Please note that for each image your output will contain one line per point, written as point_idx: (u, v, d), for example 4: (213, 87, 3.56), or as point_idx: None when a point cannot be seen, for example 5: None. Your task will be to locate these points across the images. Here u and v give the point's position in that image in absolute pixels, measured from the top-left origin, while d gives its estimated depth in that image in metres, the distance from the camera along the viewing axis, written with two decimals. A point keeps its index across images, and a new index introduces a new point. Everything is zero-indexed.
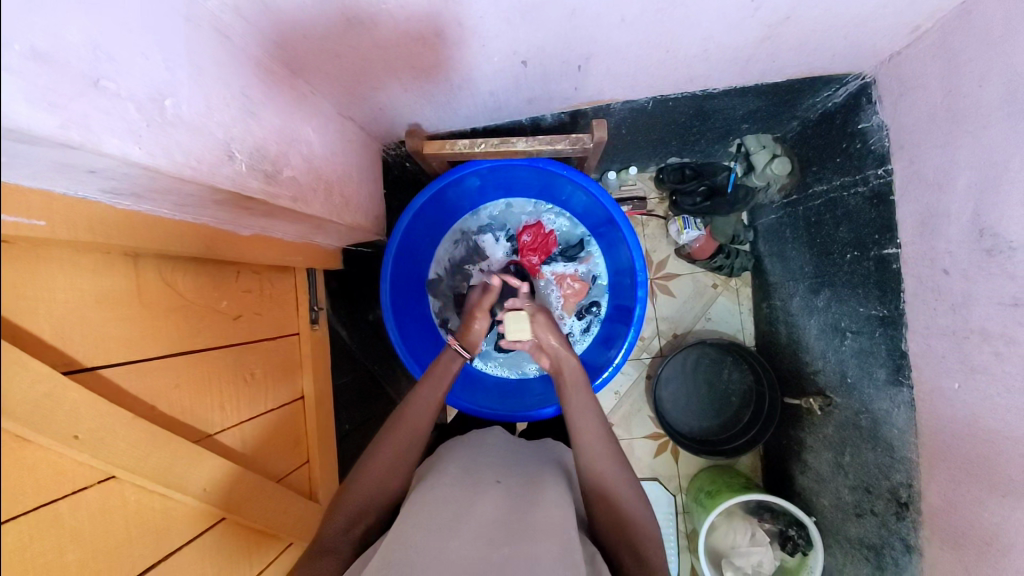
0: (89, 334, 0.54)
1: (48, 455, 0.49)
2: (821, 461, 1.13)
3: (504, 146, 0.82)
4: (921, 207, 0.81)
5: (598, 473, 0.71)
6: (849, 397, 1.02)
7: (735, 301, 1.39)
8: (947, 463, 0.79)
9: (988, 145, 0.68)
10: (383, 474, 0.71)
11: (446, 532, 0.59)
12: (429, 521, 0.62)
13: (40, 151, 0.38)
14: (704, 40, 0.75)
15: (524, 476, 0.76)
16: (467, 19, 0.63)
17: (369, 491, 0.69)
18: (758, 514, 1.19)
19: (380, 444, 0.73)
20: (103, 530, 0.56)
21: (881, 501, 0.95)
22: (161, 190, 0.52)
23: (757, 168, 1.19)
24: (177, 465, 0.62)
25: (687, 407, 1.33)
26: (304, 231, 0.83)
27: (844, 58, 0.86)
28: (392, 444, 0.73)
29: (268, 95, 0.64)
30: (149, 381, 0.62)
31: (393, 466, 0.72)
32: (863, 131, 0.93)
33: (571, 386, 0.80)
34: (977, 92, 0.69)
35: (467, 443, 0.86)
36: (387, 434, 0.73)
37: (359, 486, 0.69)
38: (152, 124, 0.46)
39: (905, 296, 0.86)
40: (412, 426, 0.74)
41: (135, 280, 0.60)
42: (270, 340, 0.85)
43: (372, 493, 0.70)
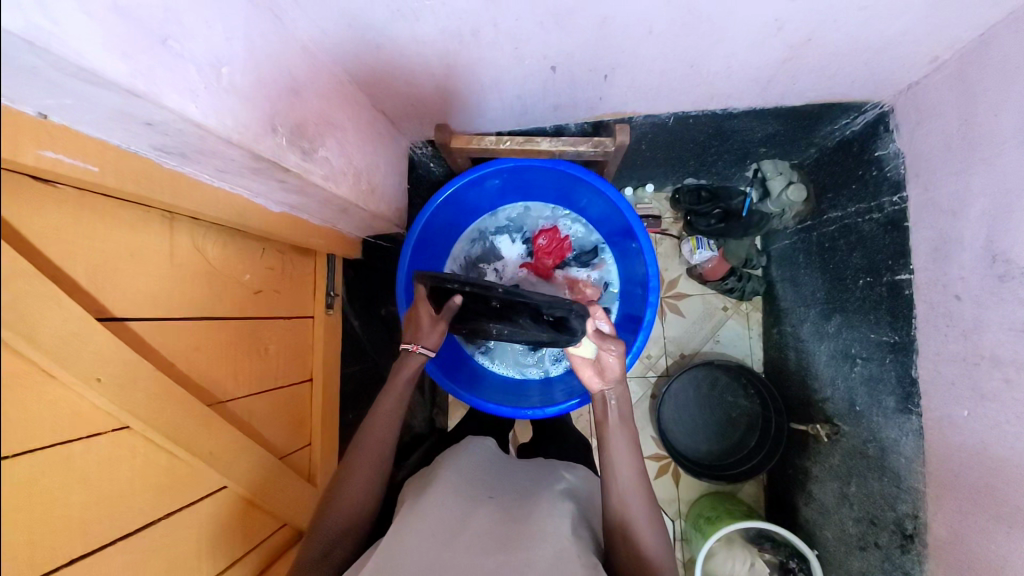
0: (119, 285, 0.56)
1: (70, 395, 0.51)
2: (826, 492, 1.11)
3: (529, 145, 0.85)
4: (935, 233, 0.82)
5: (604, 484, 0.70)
6: (857, 426, 1.01)
7: (745, 325, 1.39)
8: (955, 494, 0.77)
9: (1002, 171, 0.70)
10: (372, 456, 0.72)
11: (457, 544, 0.59)
12: (438, 522, 0.63)
13: (103, 95, 0.42)
14: (726, 58, 0.79)
15: (529, 492, 0.75)
16: (503, 20, 0.67)
17: (370, 479, 0.72)
18: (758, 542, 1.15)
19: (362, 437, 0.74)
20: (110, 478, 0.56)
21: (886, 534, 0.92)
22: (205, 152, 0.54)
23: (773, 193, 1.20)
24: (187, 426, 0.63)
25: (691, 430, 1.32)
26: (330, 215, 0.85)
27: (863, 86, 0.89)
28: (381, 432, 0.74)
29: (312, 77, 0.68)
30: (171, 339, 0.63)
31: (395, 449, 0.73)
32: (880, 159, 0.94)
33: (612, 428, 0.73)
34: (992, 121, 0.71)
35: (471, 447, 0.87)
36: (365, 429, 0.74)
37: (361, 474, 0.71)
38: (208, 87, 0.49)
39: (916, 322, 0.86)
40: (390, 420, 0.76)
41: (169, 240, 0.63)
42: (286, 318, 0.86)
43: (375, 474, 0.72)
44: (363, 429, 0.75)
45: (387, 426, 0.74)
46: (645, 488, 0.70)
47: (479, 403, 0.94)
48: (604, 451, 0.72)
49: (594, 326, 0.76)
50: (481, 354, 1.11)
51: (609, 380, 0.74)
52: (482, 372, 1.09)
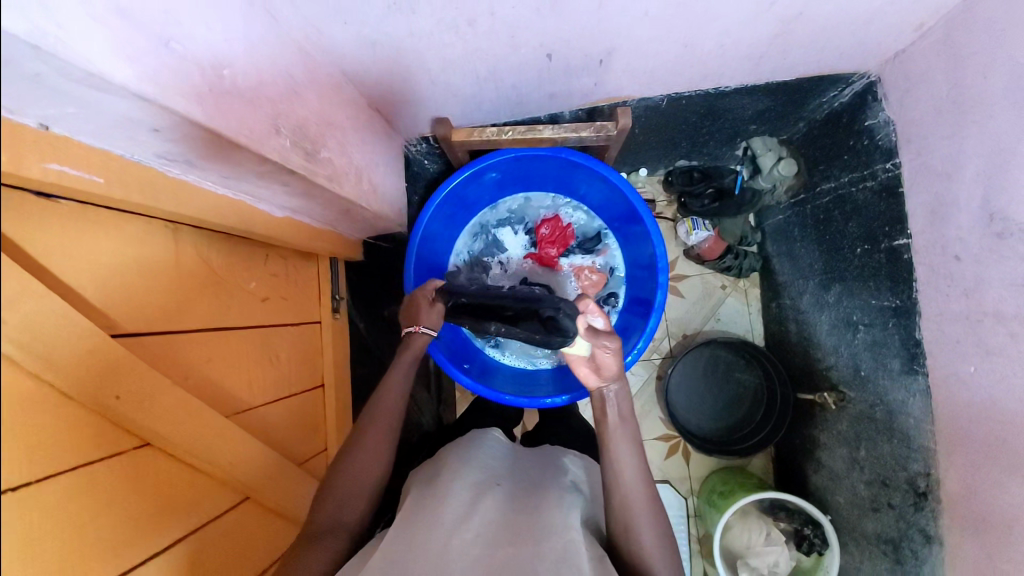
0: (129, 299, 0.55)
1: (90, 415, 0.49)
2: (835, 458, 1.13)
3: (531, 133, 0.85)
4: (930, 197, 0.84)
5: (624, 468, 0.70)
6: (863, 391, 1.03)
7: (744, 302, 1.41)
8: (966, 449, 0.79)
9: (994, 132, 0.71)
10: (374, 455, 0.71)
11: (491, 536, 0.59)
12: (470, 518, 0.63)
13: (110, 101, 0.40)
14: (719, 37, 0.79)
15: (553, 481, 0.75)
16: (500, 9, 0.66)
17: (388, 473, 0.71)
18: (773, 513, 1.17)
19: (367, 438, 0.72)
20: (136, 498, 0.55)
21: (899, 494, 0.94)
22: (210, 157, 0.53)
23: (764, 170, 1.21)
24: (208, 439, 0.62)
25: (699, 408, 1.34)
26: (330, 217, 0.84)
27: (852, 58, 0.90)
28: (390, 432, 0.73)
29: (309, 77, 0.66)
30: (185, 352, 0.62)
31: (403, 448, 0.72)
32: (870, 128, 0.96)
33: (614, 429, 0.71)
34: (981, 83, 0.73)
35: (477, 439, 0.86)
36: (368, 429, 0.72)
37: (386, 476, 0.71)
38: (212, 89, 0.48)
39: (916, 285, 0.88)
40: (385, 418, 0.74)
41: (175, 251, 0.61)
42: (294, 325, 0.85)
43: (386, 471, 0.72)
44: (366, 429, 0.73)
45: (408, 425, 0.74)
46: None
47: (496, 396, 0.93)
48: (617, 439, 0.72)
49: (587, 322, 0.73)
50: (490, 348, 1.11)
51: (608, 378, 0.72)
52: (492, 365, 1.09)
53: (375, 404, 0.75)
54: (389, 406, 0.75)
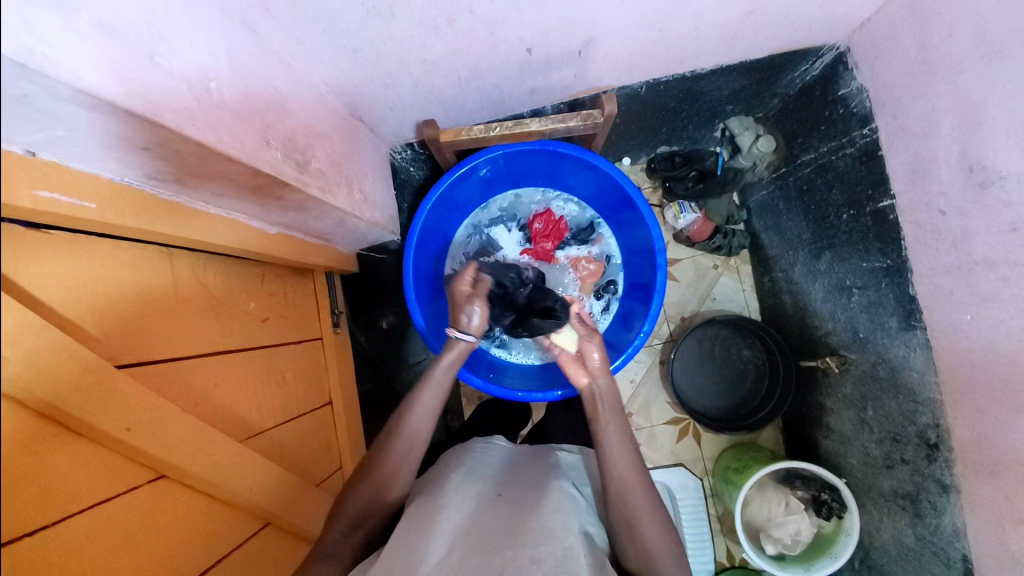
0: (129, 328, 0.53)
1: (102, 449, 0.48)
2: (844, 421, 1.15)
3: (519, 127, 0.85)
4: (909, 156, 0.86)
5: None
6: (863, 352, 1.05)
7: (737, 280, 1.43)
8: (971, 395, 0.81)
9: (966, 86, 0.74)
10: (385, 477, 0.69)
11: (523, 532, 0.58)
12: (500, 520, 0.62)
13: (99, 120, 0.39)
14: (693, 18, 0.80)
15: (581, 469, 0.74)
16: (479, 6, 0.66)
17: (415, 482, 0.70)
18: (789, 482, 1.19)
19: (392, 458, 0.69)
20: (156, 532, 0.53)
21: (911, 448, 0.96)
22: (202, 175, 0.52)
23: (743, 148, 1.23)
24: (225, 464, 0.60)
25: (704, 388, 1.35)
26: (324, 231, 0.83)
27: (820, 30, 0.93)
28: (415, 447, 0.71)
29: (293, 89, 0.65)
30: (191, 380, 0.60)
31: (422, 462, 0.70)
32: (844, 97, 0.98)
33: (609, 415, 0.73)
34: (949, 41, 0.75)
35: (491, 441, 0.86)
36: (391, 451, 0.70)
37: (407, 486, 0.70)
38: (200, 103, 0.47)
39: (905, 243, 0.90)
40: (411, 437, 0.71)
41: (172, 276, 0.59)
42: (297, 343, 0.83)
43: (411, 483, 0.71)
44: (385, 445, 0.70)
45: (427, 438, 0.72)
46: None
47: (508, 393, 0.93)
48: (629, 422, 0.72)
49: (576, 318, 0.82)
50: (496, 347, 1.10)
51: (595, 371, 0.77)
52: (500, 364, 1.08)
53: (398, 415, 0.72)
54: (416, 425, 0.71)
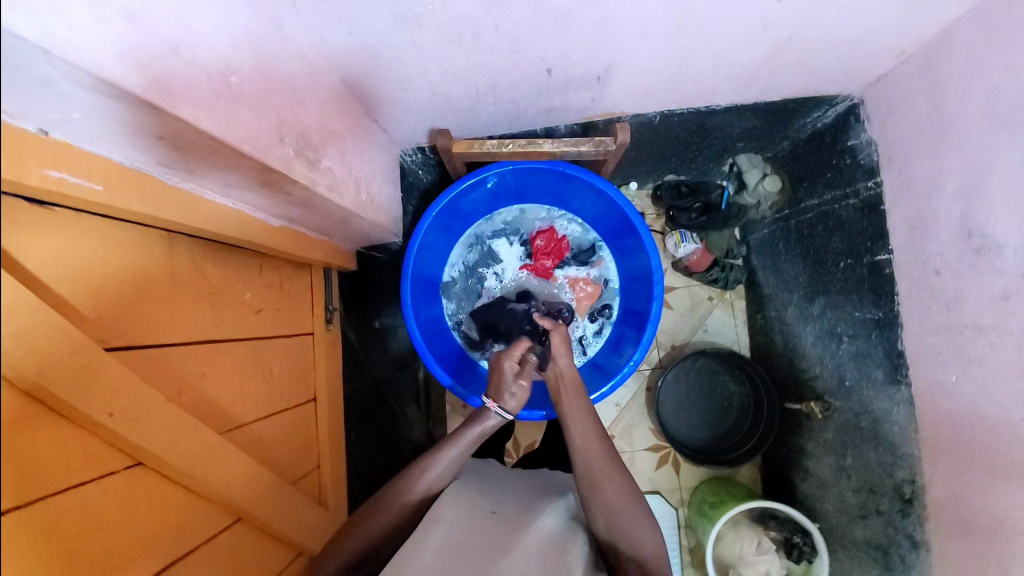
0: (123, 312, 0.53)
1: (81, 433, 0.47)
2: (822, 466, 1.16)
3: (531, 147, 0.85)
4: (911, 213, 0.88)
5: (625, 479, 0.69)
6: (848, 400, 1.06)
7: (730, 314, 1.44)
8: (949, 454, 0.82)
9: (973, 153, 0.75)
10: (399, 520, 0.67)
11: (499, 557, 0.57)
12: (486, 538, 0.62)
13: (118, 107, 0.39)
14: (714, 57, 0.82)
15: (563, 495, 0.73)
16: (504, 24, 0.67)
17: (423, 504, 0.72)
18: (763, 521, 1.19)
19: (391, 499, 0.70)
20: (126, 521, 0.52)
21: (886, 499, 0.97)
22: (214, 166, 0.52)
23: (750, 185, 1.25)
24: (204, 456, 0.59)
25: (688, 419, 1.35)
26: (328, 228, 0.83)
27: (836, 80, 0.94)
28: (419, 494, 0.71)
29: (312, 86, 0.65)
30: (178, 368, 0.59)
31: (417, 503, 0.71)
32: (853, 147, 1.00)
33: (568, 394, 0.76)
34: (960, 107, 0.77)
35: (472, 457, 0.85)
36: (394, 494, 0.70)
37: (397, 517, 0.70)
38: (220, 96, 0.47)
39: (898, 298, 0.92)
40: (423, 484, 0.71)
41: (170, 262, 0.59)
42: (288, 337, 0.83)
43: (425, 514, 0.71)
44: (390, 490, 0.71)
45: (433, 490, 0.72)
46: None
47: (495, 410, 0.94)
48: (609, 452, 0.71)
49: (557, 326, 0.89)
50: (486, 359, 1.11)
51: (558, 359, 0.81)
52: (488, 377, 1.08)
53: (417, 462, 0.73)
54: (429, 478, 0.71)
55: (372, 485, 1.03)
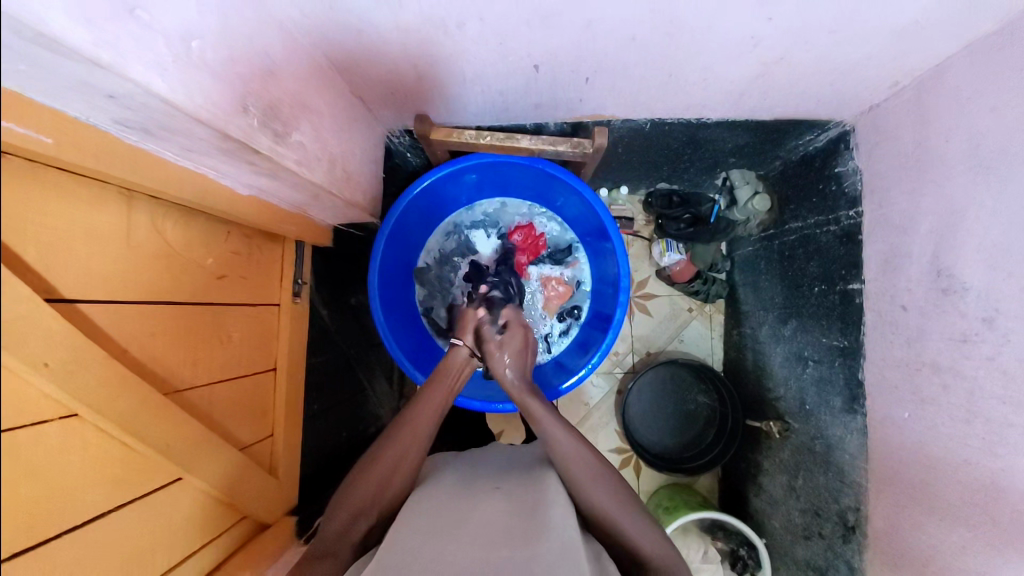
0: (73, 265, 0.53)
1: (16, 381, 0.47)
2: (775, 484, 1.17)
3: (508, 140, 0.86)
4: (886, 246, 0.87)
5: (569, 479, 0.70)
6: (806, 424, 1.07)
7: (707, 326, 1.44)
8: (893, 488, 0.83)
9: (949, 194, 0.74)
10: (370, 501, 0.67)
11: (449, 537, 0.57)
12: (417, 515, 0.63)
13: (64, 62, 0.39)
14: (704, 70, 0.81)
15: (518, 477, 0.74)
16: (489, 16, 0.66)
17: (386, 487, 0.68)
18: (712, 532, 1.20)
19: (388, 442, 0.72)
20: (58, 469, 0.53)
21: (830, 525, 0.98)
22: (171, 128, 0.52)
23: (740, 202, 1.24)
24: (144, 413, 0.61)
25: (654, 426, 1.35)
26: (302, 201, 0.83)
27: (828, 106, 0.93)
28: (414, 432, 0.72)
29: (288, 59, 0.65)
30: (126, 324, 0.60)
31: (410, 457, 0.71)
32: (839, 174, 0.99)
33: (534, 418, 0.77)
34: (943, 145, 0.76)
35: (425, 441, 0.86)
36: (392, 436, 0.72)
37: (384, 468, 0.69)
38: (177, 60, 0.47)
39: (864, 329, 0.92)
40: (409, 448, 0.71)
41: (126, 219, 0.59)
42: (251, 306, 0.84)
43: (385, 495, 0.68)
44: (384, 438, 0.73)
45: (419, 417, 0.74)
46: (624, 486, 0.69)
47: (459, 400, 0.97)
48: (554, 445, 0.72)
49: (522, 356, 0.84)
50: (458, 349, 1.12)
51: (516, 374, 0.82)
52: None
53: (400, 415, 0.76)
54: (422, 417, 0.74)
55: (330, 458, 1.05)
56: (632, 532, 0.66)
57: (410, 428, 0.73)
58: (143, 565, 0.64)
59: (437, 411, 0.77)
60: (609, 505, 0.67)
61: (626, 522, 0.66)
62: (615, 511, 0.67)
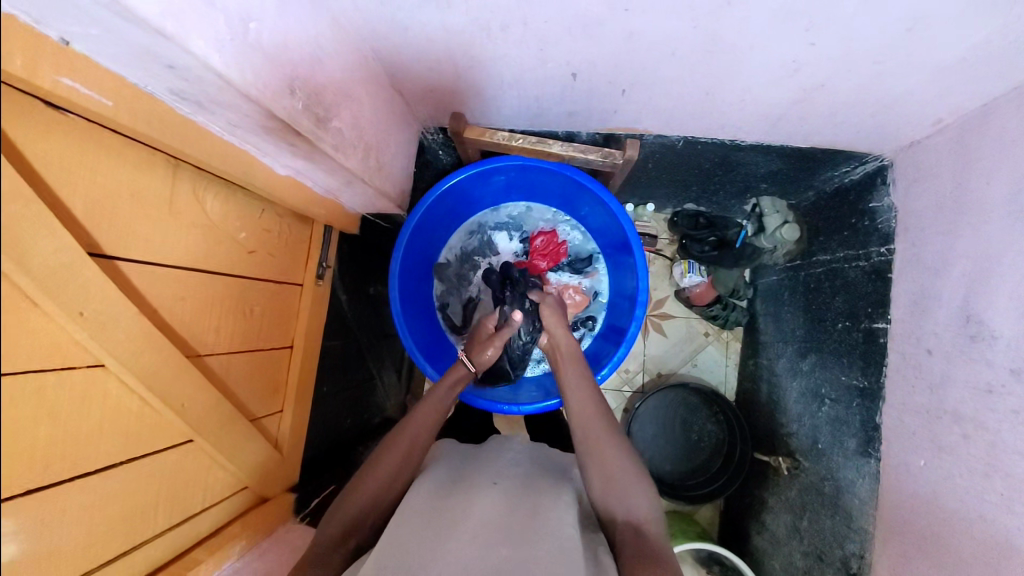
0: (117, 223, 0.56)
1: (50, 326, 0.50)
2: (778, 523, 1.14)
3: (540, 145, 0.88)
4: (915, 288, 0.85)
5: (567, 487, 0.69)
6: (817, 463, 1.04)
7: (723, 353, 1.42)
8: (902, 538, 0.80)
9: (987, 237, 0.72)
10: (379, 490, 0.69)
11: (448, 534, 0.57)
12: (416, 507, 0.63)
13: (131, 30, 0.42)
14: (742, 91, 0.81)
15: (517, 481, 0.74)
16: (533, 21, 0.68)
17: (393, 483, 0.70)
18: (708, 564, 1.17)
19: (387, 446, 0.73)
20: (79, 416, 0.55)
21: (831, 570, 0.95)
22: (220, 103, 0.55)
23: (768, 230, 1.21)
24: (163, 372, 0.63)
25: (659, 450, 1.32)
26: (333, 186, 0.86)
27: (867, 138, 0.91)
28: (411, 437, 0.74)
29: (336, 47, 0.67)
30: (158, 286, 0.63)
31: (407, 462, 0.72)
32: (874, 210, 0.97)
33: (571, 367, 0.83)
34: (984, 188, 0.73)
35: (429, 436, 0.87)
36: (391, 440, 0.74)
37: (384, 472, 0.70)
38: (234, 40, 0.49)
39: (886, 370, 0.89)
40: (410, 447, 0.74)
41: (170, 186, 0.62)
42: (275, 283, 0.87)
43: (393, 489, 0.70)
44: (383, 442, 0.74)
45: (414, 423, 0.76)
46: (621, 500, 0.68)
47: (469, 399, 0.98)
48: None
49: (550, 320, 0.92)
50: None
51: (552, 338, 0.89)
52: None
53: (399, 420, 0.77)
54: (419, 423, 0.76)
55: (333, 441, 1.07)
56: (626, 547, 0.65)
57: (408, 434, 0.74)
58: (145, 520, 0.66)
59: (437, 416, 0.79)
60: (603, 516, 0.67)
61: (619, 537, 0.66)
62: (609, 523, 0.66)
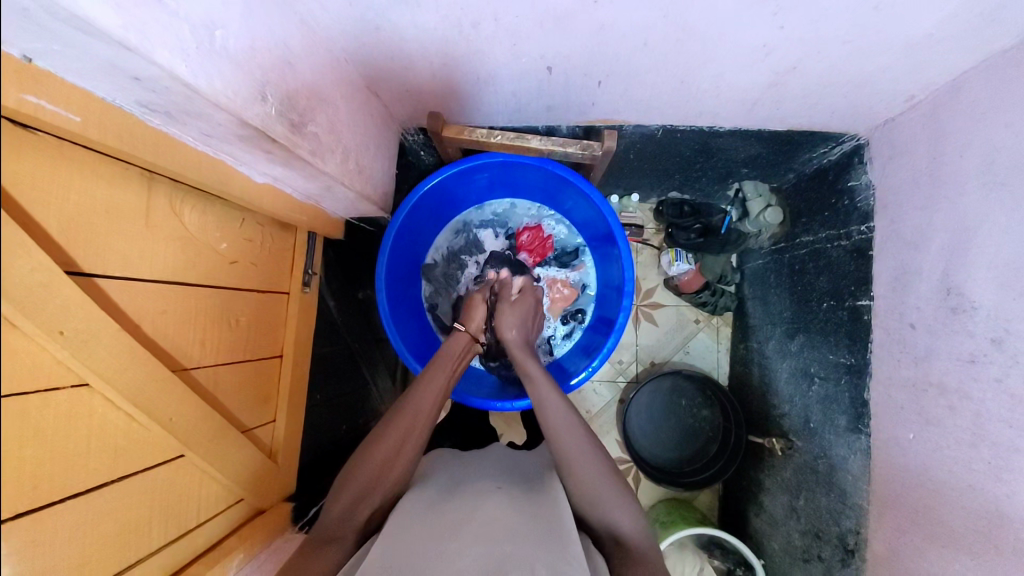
0: (93, 239, 0.55)
1: (30, 348, 0.49)
2: (776, 504, 1.15)
3: (519, 141, 0.87)
4: (896, 264, 0.86)
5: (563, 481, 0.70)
6: (810, 441, 1.05)
7: (714, 339, 1.43)
8: (895, 511, 0.81)
9: (961, 211, 0.73)
10: (371, 481, 0.67)
11: (449, 536, 0.57)
12: (411, 509, 0.64)
13: (95, 43, 0.42)
14: (715, 78, 0.81)
15: (514, 483, 0.73)
16: (504, 16, 0.68)
17: (392, 468, 0.69)
18: (708, 549, 1.18)
19: (390, 422, 0.73)
20: (65, 435, 0.54)
21: (829, 547, 0.96)
22: (190, 113, 0.55)
23: (752, 214, 1.23)
24: (149, 388, 0.63)
25: (655, 438, 1.33)
26: (314, 192, 0.85)
27: (841, 118, 0.93)
28: (413, 415, 0.74)
29: (307, 53, 0.67)
30: (138, 301, 0.62)
31: (410, 440, 0.72)
32: (852, 189, 0.98)
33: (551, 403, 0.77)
34: (957, 161, 0.75)
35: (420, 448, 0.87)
36: (394, 415, 0.73)
37: (385, 452, 0.70)
38: (200, 48, 0.49)
39: (871, 347, 0.90)
40: (411, 427, 0.73)
41: (145, 201, 0.62)
42: (260, 293, 0.86)
43: (386, 479, 0.68)
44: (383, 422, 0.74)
45: (416, 399, 0.76)
46: (618, 490, 0.68)
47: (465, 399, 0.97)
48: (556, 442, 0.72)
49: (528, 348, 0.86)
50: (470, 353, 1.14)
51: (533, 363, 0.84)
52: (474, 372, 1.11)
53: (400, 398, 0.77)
54: (421, 401, 0.76)
55: (330, 449, 1.06)
56: (625, 536, 0.66)
57: (409, 413, 0.74)
58: (140, 537, 0.66)
59: (438, 395, 0.79)
60: (600, 507, 0.68)
61: (617, 527, 0.66)
62: (605, 513, 0.67)
